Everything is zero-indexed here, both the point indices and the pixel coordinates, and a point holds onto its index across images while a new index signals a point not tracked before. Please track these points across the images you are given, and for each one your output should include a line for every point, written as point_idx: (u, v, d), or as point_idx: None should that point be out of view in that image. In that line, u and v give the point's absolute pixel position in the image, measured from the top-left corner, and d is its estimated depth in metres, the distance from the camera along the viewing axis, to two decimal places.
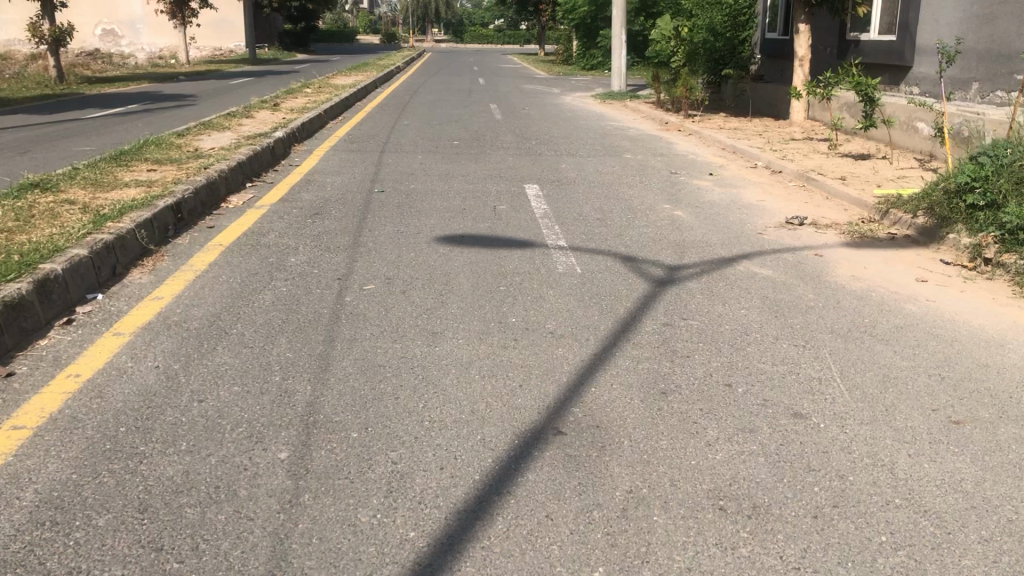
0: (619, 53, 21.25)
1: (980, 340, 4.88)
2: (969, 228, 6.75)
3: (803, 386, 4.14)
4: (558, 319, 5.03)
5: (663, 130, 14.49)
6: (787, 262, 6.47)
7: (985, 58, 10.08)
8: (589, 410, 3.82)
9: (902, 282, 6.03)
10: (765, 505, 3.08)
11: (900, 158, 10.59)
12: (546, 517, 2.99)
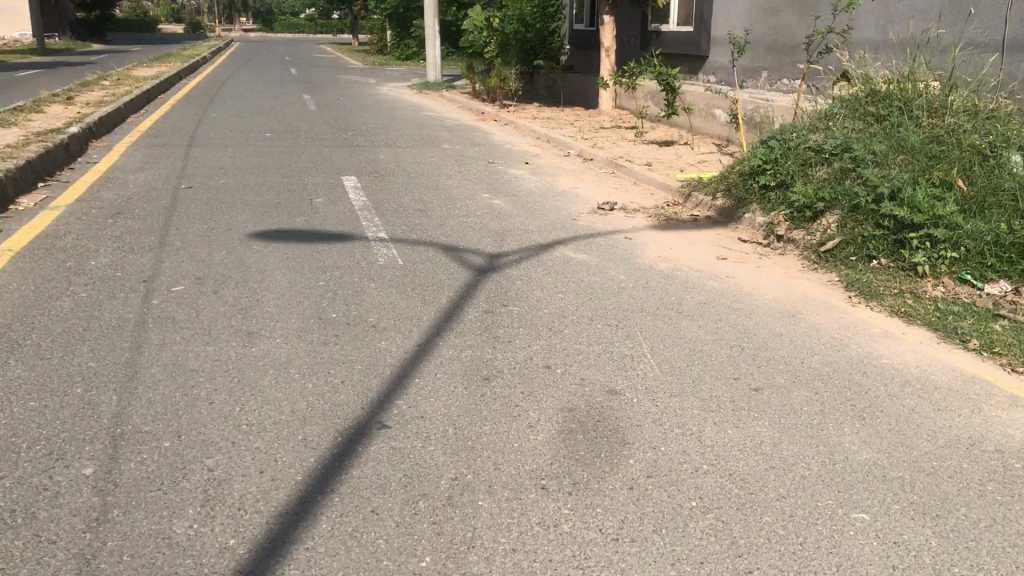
0: (433, 42, 21.27)
1: (775, 311, 5.25)
2: (763, 208, 7.25)
3: (617, 364, 4.31)
4: (379, 312, 5.00)
5: (479, 120, 14.64)
6: (601, 246, 6.71)
7: (772, 48, 10.79)
8: (412, 402, 3.82)
9: (706, 261, 6.38)
10: (585, 481, 3.19)
11: (700, 143, 11.20)
12: (372, 513, 2.97)
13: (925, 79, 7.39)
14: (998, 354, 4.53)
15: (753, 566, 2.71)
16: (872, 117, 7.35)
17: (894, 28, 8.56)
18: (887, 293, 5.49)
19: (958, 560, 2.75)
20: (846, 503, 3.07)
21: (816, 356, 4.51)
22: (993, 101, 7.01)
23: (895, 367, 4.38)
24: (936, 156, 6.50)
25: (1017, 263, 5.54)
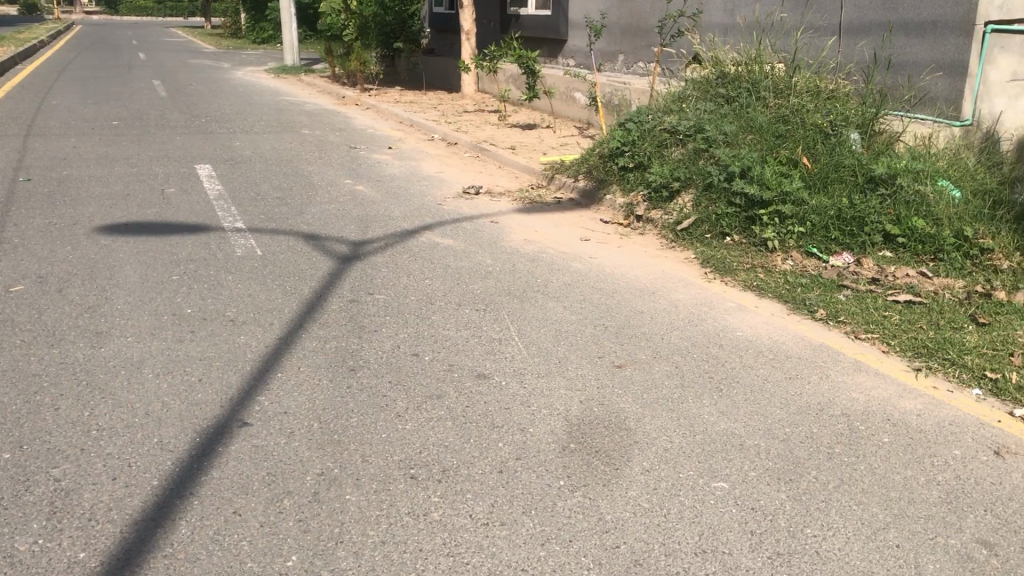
0: (290, 25, 20.70)
1: (637, 289, 5.37)
2: (623, 189, 7.41)
3: (485, 348, 4.32)
4: (239, 305, 4.83)
5: (339, 105, 14.35)
6: (466, 230, 6.69)
7: (627, 32, 11.01)
8: (275, 397, 3.71)
9: (569, 242, 6.47)
10: (454, 467, 3.18)
11: (562, 126, 11.33)
12: (234, 514, 2.87)
13: (771, 61, 7.69)
14: (842, 322, 4.78)
15: (620, 541, 2.77)
16: (722, 98, 7.61)
17: (741, 12, 8.86)
18: (740, 268, 5.71)
19: (810, 521, 2.89)
20: (707, 474, 3.17)
21: (676, 331, 4.65)
22: (833, 82, 7.37)
23: (749, 339, 4.55)
24: (782, 136, 6.79)
25: (857, 235, 5.86)
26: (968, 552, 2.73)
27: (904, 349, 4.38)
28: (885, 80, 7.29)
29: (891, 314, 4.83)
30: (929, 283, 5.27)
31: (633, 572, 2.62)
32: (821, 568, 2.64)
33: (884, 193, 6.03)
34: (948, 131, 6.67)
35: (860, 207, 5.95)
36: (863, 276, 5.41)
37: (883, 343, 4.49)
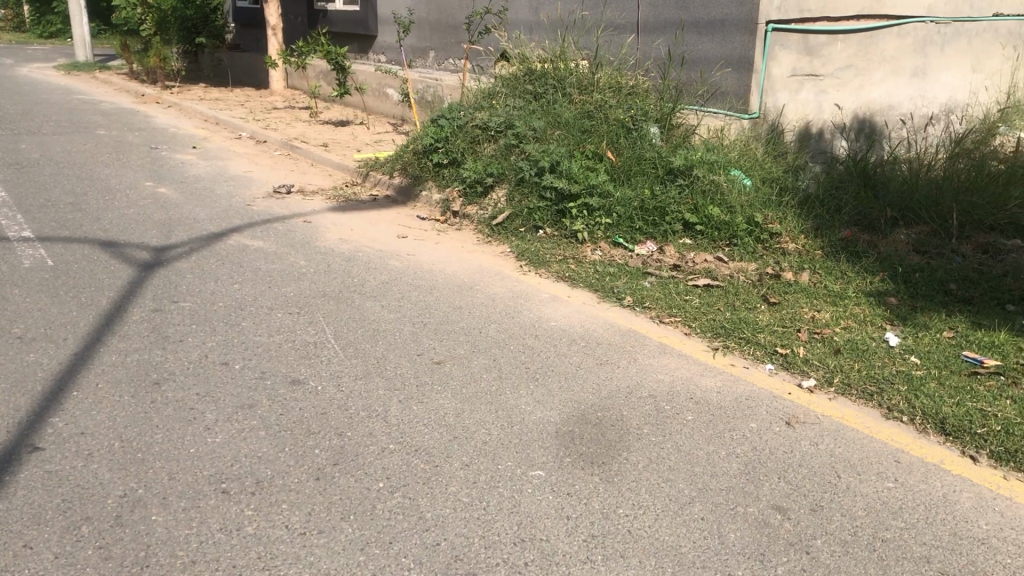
0: (80, 19, 19.40)
1: (454, 285, 5.40)
2: (437, 185, 7.43)
3: (299, 353, 4.20)
4: (28, 322, 4.47)
5: (139, 103, 13.57)
6: (277, 232, 6.49)
7: (436, 28, 11.02)
8: (71, 418, 3.46)
9: (385, 240, 6.41)
10: (269, 478, 3.08)
11: (375, 123, 11.23)
12: (24, 548, 2.65)
13: (575, 58, 7.90)
14: (648, 308, 4.99)
15: (440, 538, 2.77)
16: (530, 95, 7.77)
17: (545, 9, 9.04)
18: (553, 260, 5.85)
19: (622, 502, 3.00)
20: (524, 463, 3.23)
21: (492, 325, 4.70)
22: (633, 78, 7.68)
23: (563, 329, 4.68)
24: (587, 131, 7.01)
25: (659, 225, 6.17)
26: (765, 518, 2.92)
27: (705, 330, 4.62)
28: (680, 76, 7.62)
29: (693, 297, 5.10)
30: (726, 268, 5.60)
31: (454, 568, 2.63)
32: (633, 546, 2.75)
33: (682, 184, 6.35)
34: (738, 124, 7.09)
35: (661, 198, 6.26)
36: (666, 263, 5.68)
37: (685, 325, 4.72)
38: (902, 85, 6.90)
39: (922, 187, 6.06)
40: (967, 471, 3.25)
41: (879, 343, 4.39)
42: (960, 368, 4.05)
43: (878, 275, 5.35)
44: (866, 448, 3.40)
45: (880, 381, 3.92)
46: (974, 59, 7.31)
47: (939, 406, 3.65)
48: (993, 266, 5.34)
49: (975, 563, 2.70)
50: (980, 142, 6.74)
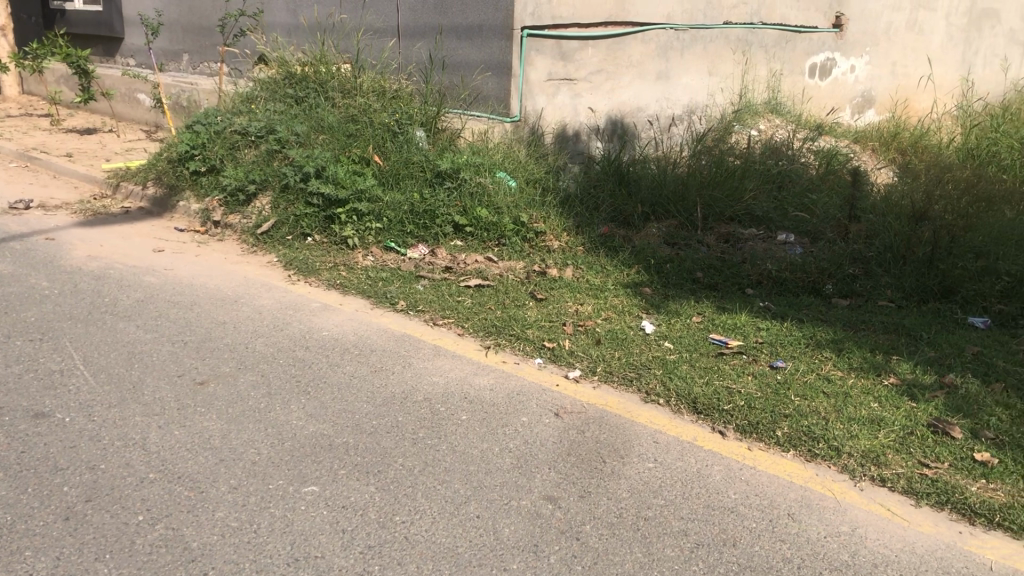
0: None
1: (217, 299, 5.15)
2: (196, 194, 7.07)
3: (44, 383, 3.86)
4: None
5: None
6: (14, 252, 5.92)
7: (189, 30, 10.49)
8: None
9: (140, 255, 6.02)
10: (9, 524, 2.80)
11: (125, 130, 10.52)
12: None
13: (336, 62, 7.78)
14: (421, 311, 5.00)
15: (208, 568, 2.64)
16: (291, 99, 7.57)
17: (303, 12, 8.83)
18: (323, 268, 5.73)
19: (398, 508, 2.99)
20: (296, 480, 3.14)
21: (260, 339, 4.53)
22: (396, 82, 7.58)
23: (334, 338, 4.59)
24: (352, 135, 6.94)
25: (429, 227, 6.22)
26: (537, 509, 3.01)
27: (477, 329, 4.70)
28: (442, 80, 7.57)
29: (464, 298, 5.17)
30: (495, 267, 5.73)
31: None
32: (410, 552, 2.75)
33: (449, 186, 6.43)
34: (501, 127, 7.16)
35: (430, 201, 6.31)
36: (437, 266, 5.72)
37: (458, 326, 4.78)
38: (647, 88, 7.66)
39: (670, 183, 6.53)
40: (716, 445, 3.50)
41: (637, 331, 4.65)
42: (708, 350, 4.36)
43: (635, 267, 5.67)
44: (628, 433, 3.59)
45: (639, 367, 4.15)
46: (711, 62, 8.08)
47: (691, 387, 3.92)
48: (732, 254, 5.81)
49: (725, 530, 2.92)
50: (719, 140, 7.36)
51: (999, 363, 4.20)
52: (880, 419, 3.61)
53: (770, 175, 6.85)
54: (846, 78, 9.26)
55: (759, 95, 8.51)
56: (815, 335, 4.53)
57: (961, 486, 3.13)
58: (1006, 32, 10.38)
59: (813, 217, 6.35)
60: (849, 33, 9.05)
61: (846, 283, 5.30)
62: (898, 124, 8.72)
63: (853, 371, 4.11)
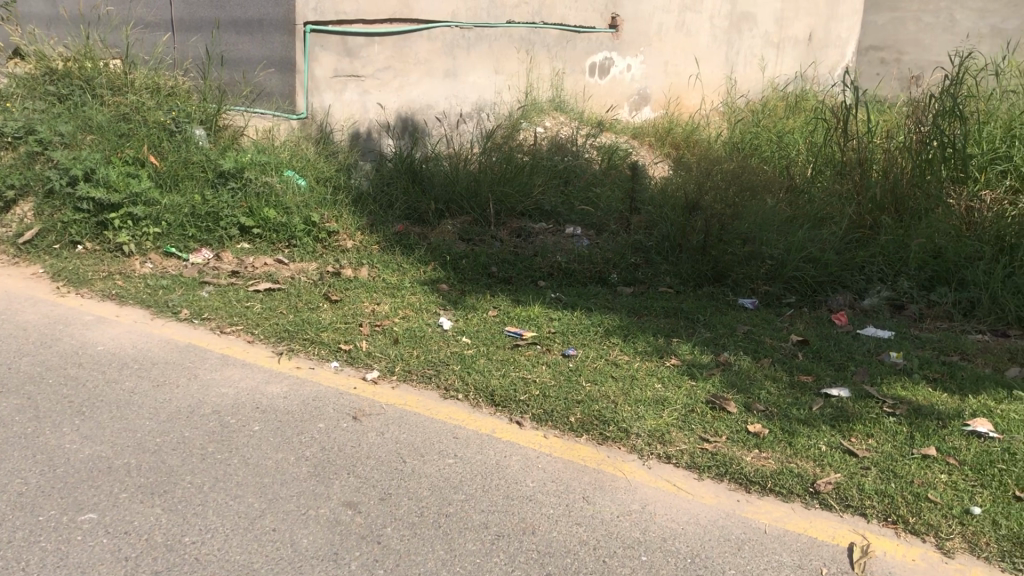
0: None
1: None
2: None
3: None
4: None
5: None
6: None
7: None
8: None
9: None
10: None
11: None
12: None
13: (103, 57, 7.27)
14: (207, 319, 4.77)
15: None
16: (53, 97, 6.99)
17: (63, 3, 8.18)
18: (96, 277, 5.34)
19: (186, 529, 2.82)
20: (72, 508, 2.90)
21: (25, 358, 4.15)
22: (171, 79, 7.19)
23: (112, 352, 4.29)
24: (124, 135, 6.51)
25: (214, 230, 5.95)
26: (336, 516, 2.94)
27: (268, 335, 4.54)
28: (222, 76, 7.25)
29: (254, 303, 4.98)
30: (286, 270, 5.57)
31: None
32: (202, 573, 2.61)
33: (234, 186, 6.18)
34: (287, 124, 6.94)
35: (213, 203, 6.04)
36: (224, 271, 5.48)
37: (248, 333, 4.59)
38: (435, 86, 7.71)
39: (462, 180, 6.62)
40: (513, 436, 3.56)
41: (434, 327, 4.66)
42: (503, 342, 4.44)
43: (430, 264, 5.69)
44: (427, 431, 3.57)
45: (437, 364, 4.16)
46: (497, 60, 8.22)
47: (488, 380, 3.98)
48: (524, 248, 5.97)
49: (524, 519, 2.97)
50: (507, 137, 7.52)
51: (766, 340, 4.55)
52: (664, 399, 3.81)
53: (557, 171, 7.07)
54: (624, 76, 9.70)
55: (545, 93, 8.75)
56: (604, 323, 4.72)
57: (737, 457, 3.35)
58: (762, 34, 11.26)
59: (598, 210, 6.64)
60: (624, 34, 9.48)
61: (630, 272, 5.56)
62: (671, 120, 9.26)
63: (639, 355, 4.32)
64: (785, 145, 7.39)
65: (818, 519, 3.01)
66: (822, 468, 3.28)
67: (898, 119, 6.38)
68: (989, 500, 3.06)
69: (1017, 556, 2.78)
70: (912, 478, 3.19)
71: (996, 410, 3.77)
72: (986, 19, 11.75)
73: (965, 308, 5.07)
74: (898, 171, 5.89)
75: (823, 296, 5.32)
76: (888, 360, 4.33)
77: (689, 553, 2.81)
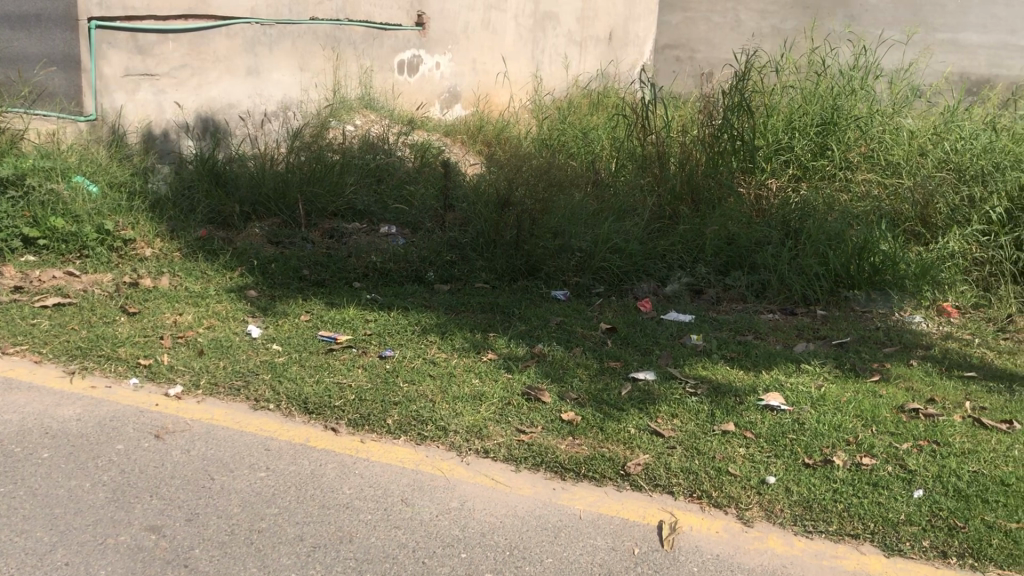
0: None
1: None
2: None
3: None
4: None
5: None
6: None
7: None
8: None
9: None
10: None
11: None
12: None
13: None
14: None
15: None
16: None
17: None
18: None
19: None
20: None
21: None
22: None
23: None
24: None
25: None
26: (138, 542, 2.77)
27: (58, 354, 4.21)
28: None
29: (42, 320, 4.60)
30: (78, 283, 5.19)
31: None
32: None
33: (15, 195, 5.71)
34: (74, 127, 6.45)
35: None
36: (5, 286, 5.04)
37: (35, 353, 4.24)
38: (236, 84, 7.42)
39: (268, 181, 6.41)
40: (329, 443, 3.47)
41: (243, 336, 4.48)
42: (317, 347, 4.33)
43: (237, 270, 5.47)
44: (236, 445, 3.42)
45: (246, 374, 4.00)
46: (301, 58, 8.00)
47: (301, 387, 3.86)
48: (337, 249, 5.86)
49: (341, 527, 2.90)
50: (316, 136, 7.34)
51: (578, 329, 4.67)
52: (481, 394, 3.83)
53: (368, 169, 6.98)
54: (433, 74, 9.65)
55: (353, 92, 8.56)
56: (420, 322, 4.69)
57: (552, 446, 3.42)
58: (565, 33, 11.58)
59: (411, 208, 6.61)
60: (431, 31, 9.45)
61: (445, 269, 5.56)
62: (481, 117, 9.34)
63: (455, 352, 4.32)
64: (589, 140, 7.62)
65: (630, 501, 3.11)
66: (632, 450, 3.40)
67: (693, 114, 6.71)
68: (782, 469, 3.27)
69: (807, 519, 2.98)
70: (714, 454, 3.36)
71: (786, 383, 4.05)
72: (767, 20, 12.52)
73: (757, 290, 5.40)
74: (693, 163, 6.22)
75: (629, 284, 5.52)
76: (689, 342, 4.55)
77: (508, 546, 2.83)
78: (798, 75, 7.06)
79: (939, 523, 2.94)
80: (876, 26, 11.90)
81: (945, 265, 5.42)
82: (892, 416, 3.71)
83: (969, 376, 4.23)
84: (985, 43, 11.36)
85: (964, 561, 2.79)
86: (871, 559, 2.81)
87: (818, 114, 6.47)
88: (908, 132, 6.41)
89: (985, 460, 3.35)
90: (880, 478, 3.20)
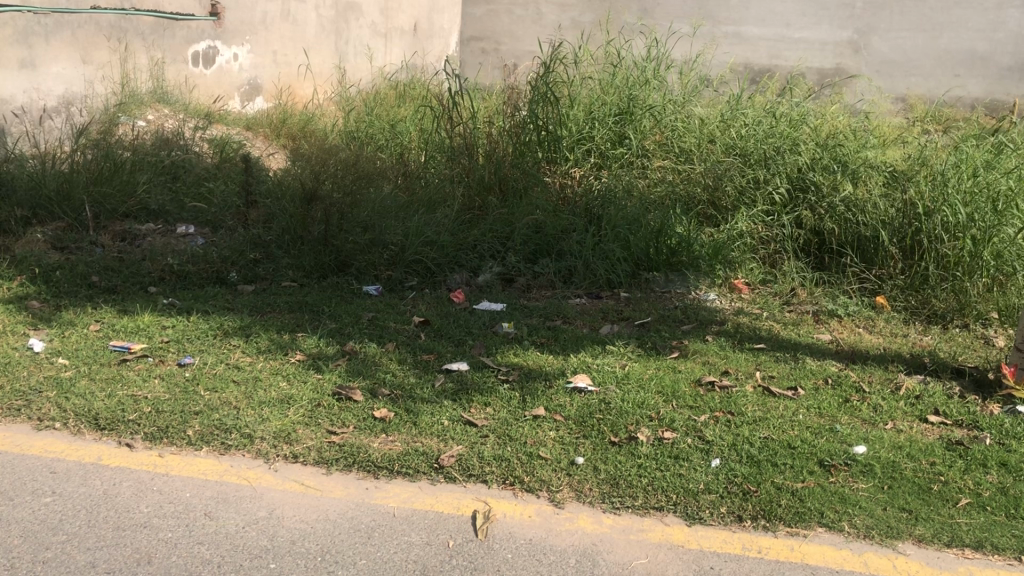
0: None
1: None
2: None
3: None
4: None
5: None
6: None
7: None
8: None
9: None
10: None
11: None
12: None
13: None
14: None
15: None
16: None
17: None
18: None
19: None
20: None
21: None
22: None
23: None
24: None
25: None
26: None
27: None
28: None
29: None
30: None
31: None
32: None
33: None
34: None
35: None
36: None
37: None
38: (9, 78, 6.85)
39: (50, 182, 5.94)
40: (122, 460, 3.25)
41: (23, 351, 4.12)
42: (108, 359, 4.05)
43: (16, 280, 5.04)
44: (17, 470, 3.14)
45: (27, 393, 3.67)
46: (83, 49, 7.45)
47: (91, 403, 3.60)
48: (130, 252, 5.52)
49: (138, 549, 2.73)
50: (104, 132, 6.86)
51: (390, 324, 4.61)
52: (288, 397, 3.70)
53: (163, 167, 6.60)
54: (231, 66, 9.21)
55: (143, 84, 8.03)
56: (223, 325, 4.48)
57: (364, 445, 3.35)
58: (367, 23, 11.42)
59: (210, 205, 6.32)
60: (227, 22, 9.01)
61: (248, 269, 5.35)
62: (285, 109, 9.03)
63: (262, 355, 4.17)
64: (397, 131, 7.54)
65: (443, 493, 3.10)
66: (445, 442, 3.39)
67: (498, 104, 6.77)
68: (590, 449, 3.36)
69: (614, 496, 3.08)
70: (526, 439, 3.41)
71: (593, 365, 4.17)
72: (567, 12, 13.00)
73: (564, 277, 5.53)
74: (500, 154, 6.28)
75: (441, 276, 5.50)
76: (501, 330, 4.59)
77: (318, 552, 2.76)
78: (597, 66, 7.28)
79: (735, 489, 3.12)
80: (666, 19, 12.47)
81: (736, 244, 5.73)
82: (690, 390, 3.91)
83: (760, 347, 4.52)
84: (765, 35, 12.16)
85: (757, 523, 2.97)
86: (673, 529, 2.94)
87: (616, 105, 6.68)
88: (698, 119, 6.74)
89: (773, 426, 3.58)
90: (680, 451, 3.35)
